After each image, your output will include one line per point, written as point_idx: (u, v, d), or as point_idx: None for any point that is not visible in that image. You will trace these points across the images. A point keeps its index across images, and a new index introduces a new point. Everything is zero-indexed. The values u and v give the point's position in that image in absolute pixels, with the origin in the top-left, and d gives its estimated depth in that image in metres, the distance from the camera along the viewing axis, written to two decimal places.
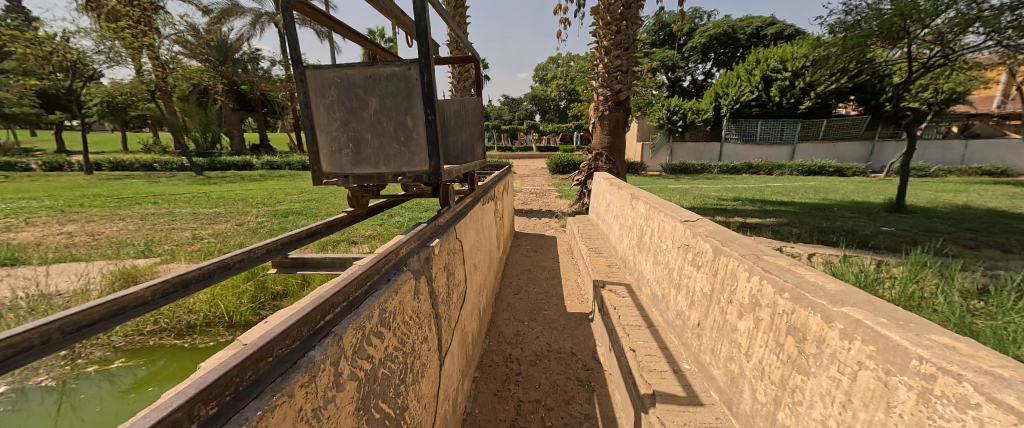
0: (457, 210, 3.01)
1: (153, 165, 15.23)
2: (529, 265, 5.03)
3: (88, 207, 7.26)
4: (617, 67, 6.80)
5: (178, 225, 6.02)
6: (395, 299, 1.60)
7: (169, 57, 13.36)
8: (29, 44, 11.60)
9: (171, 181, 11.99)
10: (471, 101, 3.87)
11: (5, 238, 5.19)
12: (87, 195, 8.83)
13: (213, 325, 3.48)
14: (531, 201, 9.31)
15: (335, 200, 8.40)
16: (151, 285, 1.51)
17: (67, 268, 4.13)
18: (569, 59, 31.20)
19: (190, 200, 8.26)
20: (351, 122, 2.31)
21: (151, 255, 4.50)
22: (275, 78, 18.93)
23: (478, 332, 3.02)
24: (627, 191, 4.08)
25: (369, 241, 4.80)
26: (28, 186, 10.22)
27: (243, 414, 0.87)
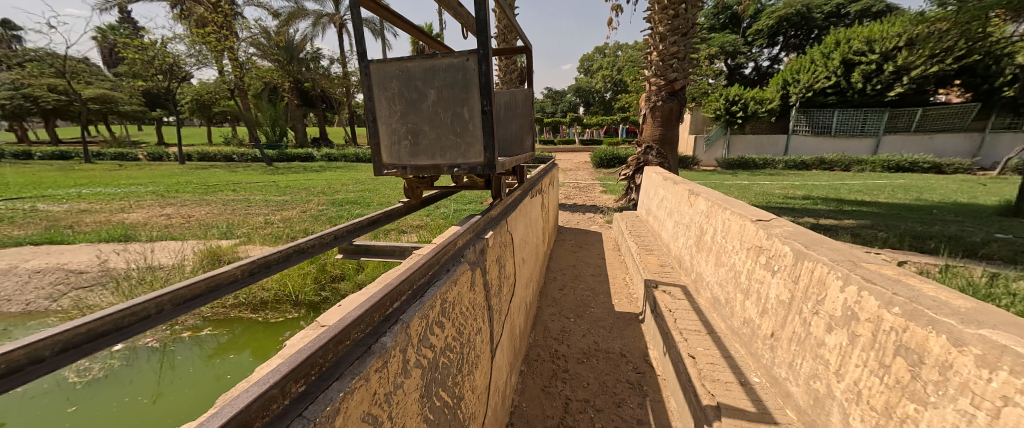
0: (508, 203, 2.97)
1: (232, 156, 16.86)
2: (574, 261, 4.91)
3: (181, 193, 8.18)
4: (673, 54, 6.39)
5: (251, 210, 6.58)
6: (454, 290, 1.61)
7: (246, 58, 14.57)
8: (138, 51, 13.20)
9: (246, 171, 13.19)
10: (521, 92, 3.82)
11: (120, 218, 6.00)
12: (180, 182, 9.97)
13: (283, 302, 3.76)
14: (575, 195, 9.11)
15: (386, 190, 8.76)
16: (241, 265, 1.63)
17: (166, 245, 4.66)
18: (617, 48, 30.01)
19: (261, 188, 9.03)
20: (410, 115, 2.35)
21: (231, 237, 4.95)
22: (333, 76, 20.04)
23: (525, 325, 2.99)
24: (684, 185, 3.83)
25: (418, 231, 4.96)
26: (135, 174, 11.76)
27: (328, 394, 0.91)
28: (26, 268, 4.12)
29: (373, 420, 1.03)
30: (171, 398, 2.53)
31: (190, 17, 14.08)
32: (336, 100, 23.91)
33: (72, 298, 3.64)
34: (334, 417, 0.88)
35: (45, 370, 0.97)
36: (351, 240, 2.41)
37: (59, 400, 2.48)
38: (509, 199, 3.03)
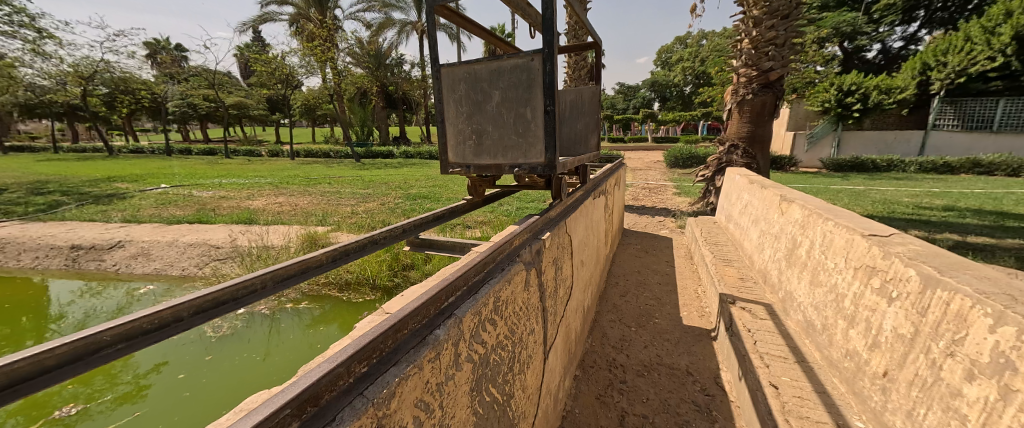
0: (568, 203, 2.85)
1: (330, 154, 18.85)
2: (639, 267, 4.61)
3: (290, 185, 9.35)
4: (770, 39, 5.67)
5: (341, 201, 7.26)
6: (507, 289, 1.55)
7: (343, 67, 16.14)
8: (265, 65, 15.42)
9: (339, 167, 14.65)
10: (587, 90, 3.67)
11: (245, 203, 7.03)
12: (288, 175, 11.42)
13: (363, 285, 4.06)
14: (645, 197, 8.61)
15: (455, 187, 9.10)
16: (328, 250, 1.76)
17: (277, 229, 5.30)
18: (702, 37, 27.70)
19: (350, 182, 9.94)
20: (474, 116, 2.36)
21: (325, 224, 5.49)
22: (413, 79, 21.33)
23: (582, 330, 2.87)
24: (773, 191, 3.36)
25: (481, 226, 5.05)
26: (258, 168, 13.75)
27: (385, 377, 0.91)
28: (184, 240, 4.94)
29: (425, 408, 1.02)
30: (269, 364, 2.93)
31: (302, 33, 15.93)
32: (415, 101, 25.47)
33: (211, 267, 4.54)
34: (389, 402, 0.88)
35: (183, 329, 1.14)
36: (418, 231, 2.47)
37: (191, 354, 3.05)
38: (569, 200, 2.91)
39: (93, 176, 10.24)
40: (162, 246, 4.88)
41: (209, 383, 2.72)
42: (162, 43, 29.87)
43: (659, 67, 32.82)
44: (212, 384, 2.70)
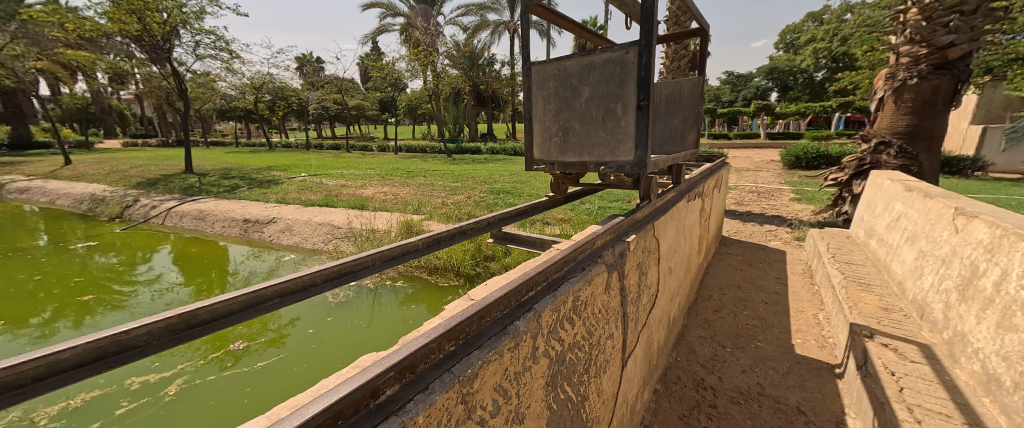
0: (657, 206, 2.60)
1: (426, 149, 20.40)
2: (739, 281, 4.07)
3: (391, 176, 10.30)
4: (951, 8, 4.51)
5: (434, 193, 7.77)
6: (588, 288, 1.46)
7: (442, 69, 17.17)
8: (381, 71, 17.28)
9: (433, 161, 15.72)
10: (688, 82, 3.33)
11: (355, 191, 7.92)
12: (390, 168, 12.60)
13: (448, 270, 4.25)
14: (750, 201, 7.62)
15: (537, 183, 9.11)
16: (424, 237, 1.85)
17: (382, 215, 5.84)
18: (844, 12, 23.36)
19: (441, 176, 10.59)
20: (561, 113, 2.28)
21: (420, 213, 5.91)
22: (503, 77, 21.84)
23: (665, 342, 2.62)
24: (946, 201, 2.64)
25: (562, 224, 4.96)
26: (367, 161, 15.46)
27: (468, 360, 0.91)
28: (315, 220, 5.73)
29: (503, 394, 1.01)
30: (374, 332, 3.25)
31: (410, 40, 17.36)
32: (504, 99, 26.13)
33: (333, 244, 5.20)
34: (470, 382, 0.89)
35: (316, 294, 1.34)
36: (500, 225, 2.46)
37: (315, 316, 3.54)
38: (661, 201, 2.66)
39: (253, 165, 12.63)
40: (300, 223, 5.75)
41: (328, 341, 3.12)
42: (304, 54, 35.41)
43: (782, 50, 28.87)
44: (332, 341, 3.10)
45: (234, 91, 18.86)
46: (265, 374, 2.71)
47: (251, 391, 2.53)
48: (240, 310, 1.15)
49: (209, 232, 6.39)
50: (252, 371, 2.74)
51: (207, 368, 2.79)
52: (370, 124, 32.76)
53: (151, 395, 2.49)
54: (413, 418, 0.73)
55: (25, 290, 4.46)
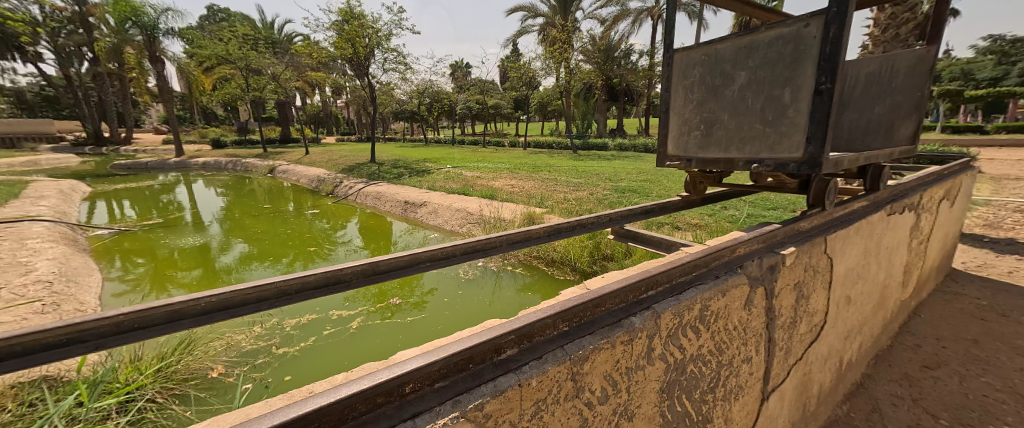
0: (837, 217, 2.16)
1: (553, 145, 20.80)
2: (974, 335, 3.04)
3: (520, 171, 10.89)
4: None
5: (557, 188, 7.91)
6: (722, 300, 1.34)
7: (575, 64, 16.99)
8: (518, 71, 18.33)
9: (559, 158, 16.00)
10: (903, 55, 2.71)
11: (486, 183, 8.63)
12: (519, 163, 13.29)
13: (565, 264, 4.35)
14: (992, 225, 5.53)
15: (669, 183, 8.40)
16: (546, 227, 1.97)
17: (510, 206, 6.23)
18: None
19: (565, 172, 10.69)
20: (707, 102, 2.11)
21: (543, 207, 6.07)
22: (639, 69, 20.54)
23: (831, 387, 2.21)
24: None
25: (694, 230, 4.51)
26: (499, 156, 16.65)
27: (578, 343, 0.97)
28: (455, 206, 6.48)
29: (612, 386, 1.04)
30: (493, 310, 3.56)
31: (547, 39, 17.85)
32: (639, 93, 24.67)
33: (467, 228, 5.79)
34: (582, 364, 0.94)
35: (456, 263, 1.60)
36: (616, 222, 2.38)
37: (448, 289, 4.04)
38: (840, 211, 2.20)
39: (412, 158, 14.91)
40: (444, 208, 6.60)
41: (459, 310, 3.56)
42: (459, 62, 39.92)
43: None
44: (460, 311, 3.52)
45: (404, 96, 22.49)
46: (410, 328, 3.23)
47: (402, 338, 3.07)
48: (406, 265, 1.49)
49: (382, 209, 7.91)
50: (403, 324, 3.31)
51: (374, 315, 3.50)
52: (504, 121, 35.02)
53: (340, 326, 3.27)
54: (528, 379, 0.84)
55: (280, 238, 6.35)
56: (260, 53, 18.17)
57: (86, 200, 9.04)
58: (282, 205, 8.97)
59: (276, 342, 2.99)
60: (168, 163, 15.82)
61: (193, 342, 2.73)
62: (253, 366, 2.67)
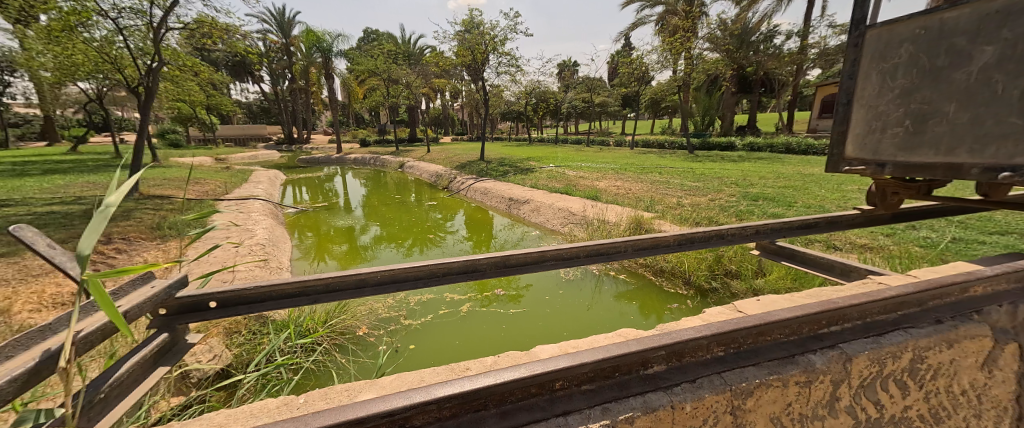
0: None
1: (665, 144, 19.36)
2: None
3: (628, 171, 10.43)
4: None
5: (670, 191, 7.30)
6: (923, 354, 1.47)
7: (699, 55, 14.92)
8: (630, 66, 17.40)
9: (673, 157, 14.74)
10: None
11: (591, 184, 8.41)
12: (627, 163, 12.68)
13: (677, 277, 3.83)
14: None
15: (821, 191, 6.70)
16: (677, 234, 2.18)
17: (615, 208, 6.02)
18: None
19: (680, 174, 9.74)
20: (922, 90, 1.48)
21: (652, 211, 5.65)
22: (788, 53, 16.44)
23: None
24: None
25: (858, 253, 3.78)
26: (605, 155, 16.09)
27: (745, 374, 1.27)
28: (558, 205, 6.60)
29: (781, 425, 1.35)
30: (593, 315, 3.32)
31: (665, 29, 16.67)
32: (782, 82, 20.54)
33: (568, 227, 5.79)
34: (742, 397, 1.25)
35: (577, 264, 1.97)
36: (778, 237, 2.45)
37: (546, 287, 3.89)
38: None
39: (518, 156, 15.48)
40: (546, 206, 6.74)
41: (560, 308, 3.45)
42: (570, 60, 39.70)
43: None
44: (558, 312, 3.34)
45: (513, 97, 23.47)
46: (514, 319, 3.27)
47: (506, 328, 3.12)
48: (535, 261, 1.94)
49: (489, 204, 8.47)
50: (506, 315, 3.34)
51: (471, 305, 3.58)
52: (611, 118, 33.70)
53: (453, 307, 3.50)
54: (681, 401, 1.18)
55: (406, 225, 7.30)
56: (397, 66, 20.94)
57: (281, 184, 11.69)
58: (408, 196, 10.24)
59: (404, 314, 3.35)
60: (328, 159, 19.35)
61: (346, 305, 3.13)
62: (389, 330, 3.06)
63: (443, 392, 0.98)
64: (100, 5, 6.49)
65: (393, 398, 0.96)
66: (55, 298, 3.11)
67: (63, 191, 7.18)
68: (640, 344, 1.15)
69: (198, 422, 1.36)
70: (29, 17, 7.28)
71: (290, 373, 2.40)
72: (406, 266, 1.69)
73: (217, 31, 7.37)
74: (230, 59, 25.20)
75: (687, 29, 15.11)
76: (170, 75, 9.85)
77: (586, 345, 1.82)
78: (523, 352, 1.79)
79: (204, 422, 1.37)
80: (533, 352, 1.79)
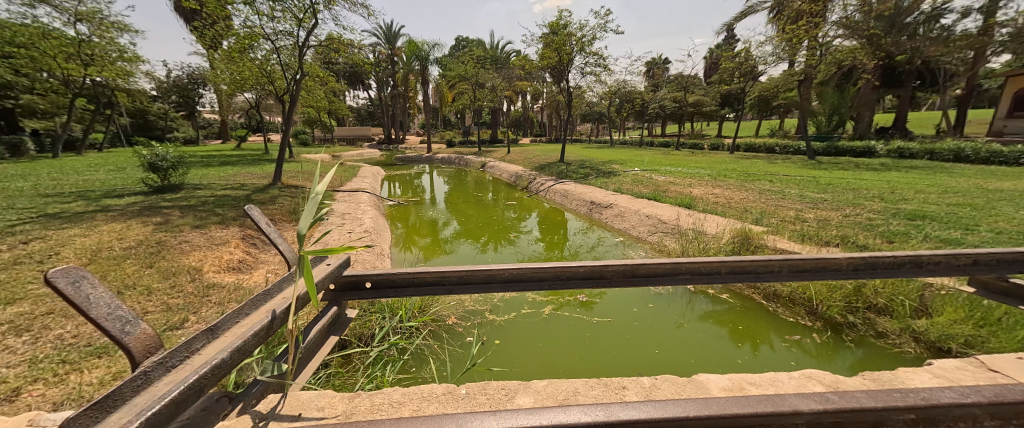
0: None
1: (776, 148, 17.14)
2: None
3: (730, 178, 9.43)
4: None
5: (785, 202, 6.38)
6: None
7: (828, 41, 12.72)
8: (735, 59, 15.73)
9: (787, 163, 12.94)
10: None
11: (686, 191, 7.79)
12: (728, 169, 11.45)
13: (796, 304, 3.26)
14: None
15: (1015, 211, 5.28)
16: (850, 256, 2.13)
17: (715, 219, 5.52)
18: None
19: (799, 183, 8.49)
20: None
21: (762, 224, 5.05)
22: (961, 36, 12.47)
23: None
24: None
25: None
26: (700, 159, 14.76)
27: None
28: (644, 212, 6.28)
29: None
30: (685, 335, 2.98)
31: (782, 17, 14.69)
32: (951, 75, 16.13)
33: (658, 236, 5.46)
34: None
35: (718, 280, 2.11)
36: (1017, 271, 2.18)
37: (632, 299, 3.60)
38: None
39: (599, 159, 15.07)
40: (632, 212, 6.47)
41: (649, 323, 3.17)
42: (659, 58, 37.61)
43: None
44: (649, 328, 3.10)
45: (595, 98, 23.09)
46: (599, 328, 3.12)
47: (590, 337, 3.00)
48: (668, 273, 2.12)
49: (567, 206, 8.42)
50: (589, 323, 3.22)
51: (553, 307, 3.54)
52: (707, 119, 30.87)
53: (535, 308, 3.51)
54: None
55: (484, 222, 7.55)
56: (485, 71, 21.88)
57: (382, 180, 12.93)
58: (488, 195, 10.60)
59: (489, 309, 3.47)
60: (419, 157, 20.95)
61: (437, 296, 3.41)
62: (476, 323, 3.19)
63: (626, 415, 1.02)
64: (265, 30, 7.86)
65: (570, 412, 1.03)
66: (230, 263, 3.86)
67: (231, 179, 8.89)
68: (879, 399, 1.05)
69: (383, 396, 1.71)
70: (216, 42, 9.15)
71: (399, 352, 2.69)
72: (531, 267, 2.01)
73: (343, 46, 8.47)
74: (348, 70, 28.85)
75: (811, 14, 13.15)
76: (306, 85, 11.54)
77: (766, 382, 1.75)
78: (688, 379, 1.82)
79: (389, 398, 1.69)
80: (698, 382, 1.80)
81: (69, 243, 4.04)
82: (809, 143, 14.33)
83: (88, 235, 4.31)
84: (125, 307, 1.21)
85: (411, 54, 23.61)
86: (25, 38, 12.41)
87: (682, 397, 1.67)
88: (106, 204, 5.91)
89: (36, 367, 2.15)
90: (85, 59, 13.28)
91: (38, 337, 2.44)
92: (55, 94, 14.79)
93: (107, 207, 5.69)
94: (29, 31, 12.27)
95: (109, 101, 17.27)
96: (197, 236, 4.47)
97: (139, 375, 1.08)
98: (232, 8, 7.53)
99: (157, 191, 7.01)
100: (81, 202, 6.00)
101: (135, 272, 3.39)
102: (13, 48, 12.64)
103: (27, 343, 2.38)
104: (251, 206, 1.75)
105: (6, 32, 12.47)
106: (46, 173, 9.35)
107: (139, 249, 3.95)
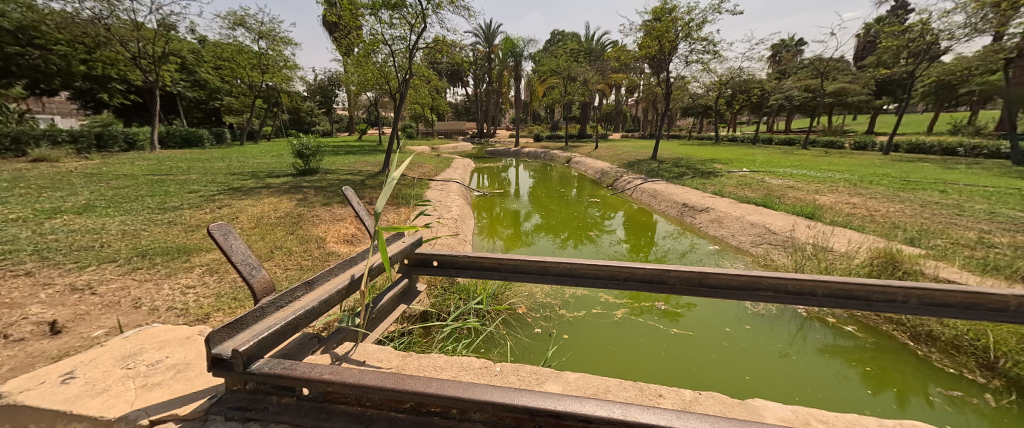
0: None
1: (954, 149, 13.79)
2: None
3: (878, 185, 7.83)
4: None
5: (961, 220, 5.07)
6: None
7: None
8: (902, 36, 12.89)
9: (972, 169, 10.28)
10: None
11: (813, 198, 6.71)
12: (880, 174, 9.50)
13: (962, 350, 2.60)
14: None
15: None
16: (1020, 293, 1.69)
17: (847, 234, 4.64)
18: None
19: (992, 196, 6.64)
20: None
21: (919, 246, 4.09)
22: None
23: None
24: None
25: None
26: (840, 161, 12.55)
27: None
28: (749, 219, 5.60)
29: None
30: (790, 368, 2.57)
31: None
32: None
33: (763, 248, 4.82)
34: None
35: (813, 302, 1.85)
36: None
37: (724, 317, 3.22)
38: None
39: (701, 158, 13.73)
40: (731, 218, 5.81)
41: (744, 346, 2.80)
42: (787, 40, 32.54)
43: None
44: (742, 350, 2.76)
45: (702, 89, 21.10)
46: (677, 341, 2.88)
47: (666, 348, 2.78)
48: (744, 287, 1.92)
49: (656, 207, 7.86)
50: (667, 333, 3.00)
51: (633, 312, 3.36)
52: (851, 112, 26.05)
53: (607, 310, 3.37)
54: None
55: (565, 218, 7.48)
56: (580, 65, 21.43)
57: (471, 172, 13.56)
58: (571, 190, 10.48)
59: (560, 303, 3.42)
60: (509, 152, 21.51)
61: (511, 285, 3.46)
62: (546, 315, 3.17)
63: (644, 418, 1.09)
64: (384, 38, 8.73)
65: (587, 404, 1.14)
66: (345, 236, 4.40)
67: (353, 166, 10.22)
68: None
69: (428, 360, 1.81)
70: (348, 49, 10.53)
71: (469, 332, 2.81)
72: (587, 263, 2.01)
73: (447, 47, 9.01)
74: (451, 68, 30.85)
75: None
76: (415, 83, 12.66)
77: (840, 423, 1.50)
78: (739, 401, 1.61)
79: (434, 362, 1.80)
80: (752, 406, 1.59)
81: (244, 210, 5.04)
82: (1014, 145, 11.12)
83: (256, 205, 5.33)
84: (254, 256, 1.54)
85: (508, 51, 24.31)
86: (228, 54, 15.88)
87: (729, 416, 1.50)
88: (268, 181, 7.28)
89: (219, 300, 2.70)
90: (263, 68, 16.42)
91: (223, 278, 3.07)
92: (244, 96, 18.60)
93: (269, 184, 6.99)
94: (230, 48, 15.67)
95: (277, 101, 21.18)
96: (325, 212, 5.20)
97: (260, 309, 1.40)
98: (361, 19, 8.53)
99: (302, 173, 8.32)
100: (253, 179, 7.48)
101: (281, 236, 4.08)
102: (222, 61, 16.40)
103: (215, 281, 3.01)
104: (347, 187, 1.95)
105: (218, 50, 16.13)
106: (234, 157, 11.83)
107: (287, 219, 4.75)
